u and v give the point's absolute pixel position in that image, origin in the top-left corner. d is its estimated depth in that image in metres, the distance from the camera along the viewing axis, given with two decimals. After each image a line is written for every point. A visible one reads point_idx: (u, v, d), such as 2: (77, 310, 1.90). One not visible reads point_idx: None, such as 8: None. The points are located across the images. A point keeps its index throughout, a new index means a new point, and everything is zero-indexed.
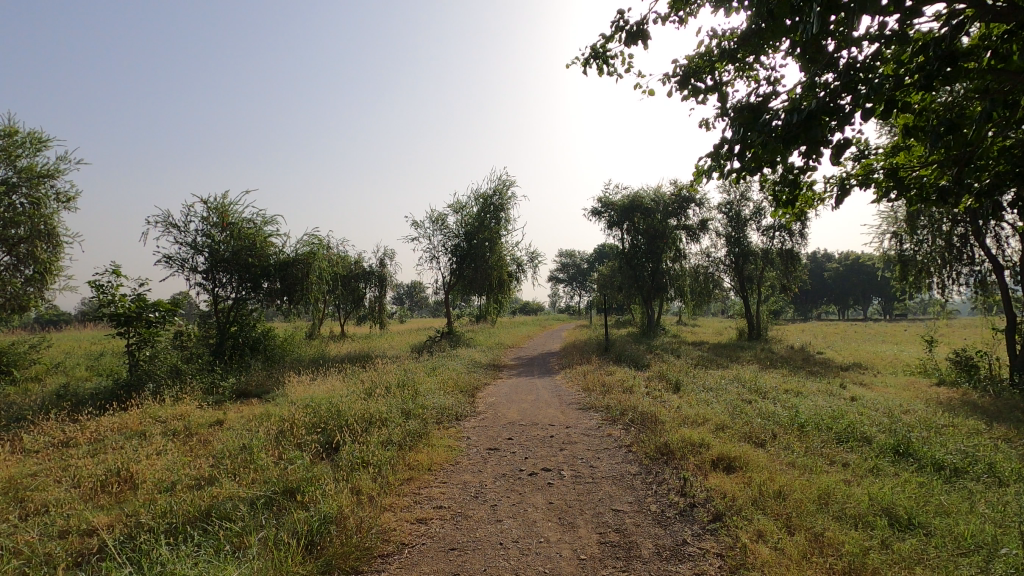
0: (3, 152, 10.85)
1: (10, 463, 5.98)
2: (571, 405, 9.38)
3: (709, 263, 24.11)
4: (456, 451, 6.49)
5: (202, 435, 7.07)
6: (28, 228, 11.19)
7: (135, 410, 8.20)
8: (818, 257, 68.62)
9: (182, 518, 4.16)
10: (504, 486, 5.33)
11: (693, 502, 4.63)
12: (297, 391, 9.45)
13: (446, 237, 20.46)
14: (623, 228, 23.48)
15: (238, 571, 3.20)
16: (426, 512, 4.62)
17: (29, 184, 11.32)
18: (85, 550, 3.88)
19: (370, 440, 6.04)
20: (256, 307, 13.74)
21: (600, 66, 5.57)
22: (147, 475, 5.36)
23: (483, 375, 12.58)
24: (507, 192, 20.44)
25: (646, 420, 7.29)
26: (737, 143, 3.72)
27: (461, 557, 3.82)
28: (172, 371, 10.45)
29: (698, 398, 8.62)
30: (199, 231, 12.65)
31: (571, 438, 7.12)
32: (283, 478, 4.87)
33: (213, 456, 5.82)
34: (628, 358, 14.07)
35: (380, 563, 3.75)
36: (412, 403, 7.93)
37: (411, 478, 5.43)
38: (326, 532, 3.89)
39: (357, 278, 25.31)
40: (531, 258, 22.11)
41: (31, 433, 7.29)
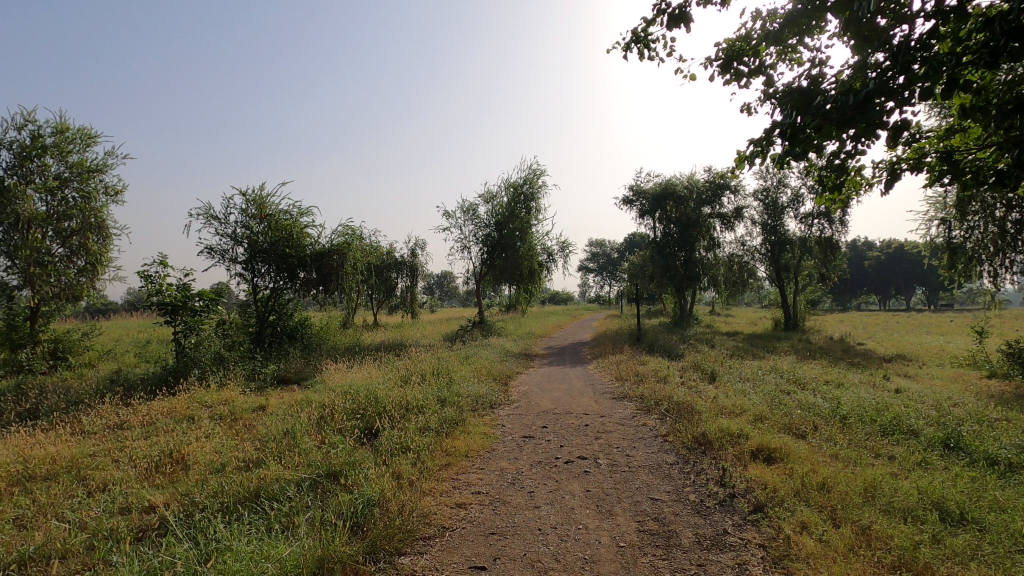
0: (56, 148, 11.35)
1: (72, 443, 6.32)
2: (605, 394, 9.36)
3: (744, 252, 23.53)
4: (491, 438, 6.57)
5: (247, 419, 7.35)
6: (79, 221, 11.74)
7: (184, 396, 8.54)
8: (858, 245, 66.39)
9: (233, 498, 4.33)
10: (541, 473, 5.38)
11: (733, 492, 4.59)
12: (335, 378, 9.70)
13: (477, 226, 20.54)
14: (655, 217, 23.30)
15: (290, 549, 3.33)
16: (465, 497, 4.70)
17: (80, 179, 11.81)
18: (146, 525, 4.08)
19: (408, 427, 6.15)
20: (292, 297, 14.11)
21: (640, 51, 5.45)
22: (198, 456, 5.59)
23: (515, 364, 12.65)
24: (537, 181, 20.38)
25: (682, 410, 7.23)
26: (785, 127, 3.58)
27: (501, 542, 3.88)
28: (216, 358, 10.81)
29: (736, 389, 8.48)
30: (239, 223, 13.01)
31: (605, 427, 7.12)
32: (327, 461, 5.01)
33: (259, 439, 6.03)
34: (662, 348, 13.96)
35: (422, 545, 3.85)
36: (448, 390, 8.05)
37: (448, 464, 5.52)
38: (370, 514, 4.00)
39: (390, 269, 25.71)
40: (562, 247, 22.01)
41: (89, 415, 7.69)
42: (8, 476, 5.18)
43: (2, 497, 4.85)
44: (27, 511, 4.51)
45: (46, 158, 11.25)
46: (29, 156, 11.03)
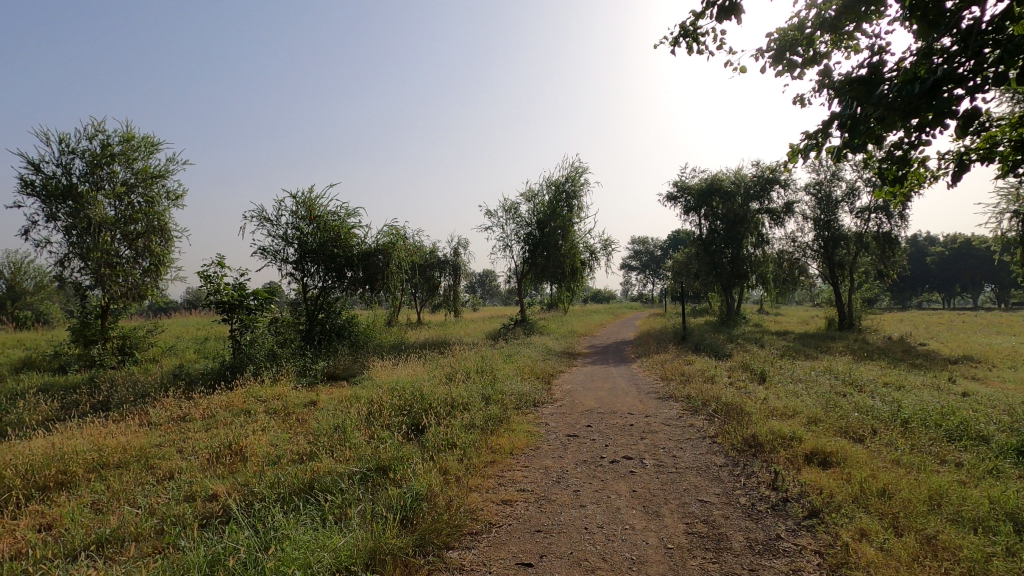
0: (123, 156, 12.05)
1: (141, 434, 6.72)
2: (650, 394, 9.24)
3: (795, 248, 22.56)
4: (535, 436, 6.59)
5: (299, 414, 7.63)
6: (144, 224, 12.43)
7: (240, 391, 8.93)
8: (919, 239, 62.86)
9: (289, 489, 4.51)
10: (586, 472, 5.36)
11: (786, 496, 4.45)
12: (382, 375, 9.93)
13: (519, 225, 20.59)
14: (700, 213, 22.76)
15: (343, 540, 3.44)
16: (511, 495, 4.74)
17: (144, 184, 12.48)
18: (210, 513, 4.30)
19: (453, 424, 6.24)
20: (340, 296, 14.53)
21: (689, 45, 5.35)
22: (255, 448, 5.83)
23: (558, 363, 12.63)
24: (580, 179, 20.25)
25: (731, 411, 7.05)
26: (845, 119, 3.45)
27: (548, 540, 3.89)
28: (270, 354, 11.25)
29: (787, 390, 8.21)
30: (290, 224, 13.48)
31: (650, 428, 7.03)
32: (376, 455, 5.14)
33: (311, 433, 6.25)
34: (708, 347, 13.63)
35: (469, 540, 3.92)
36: (492, 389, 8.12)
37: (494, 461, 5.58)
38: (419, 509, 4.08)
39: (432, 268, 26.07)
40: (604, 245, 21.79)
41: (155, 408, 8.16)
42: (85, 462, 5.57)
43: (81, 483, 5.21)
44: (102, 496, 4.82)
45: (114, 165, 11.95)
46: (100, 164, 11.74)
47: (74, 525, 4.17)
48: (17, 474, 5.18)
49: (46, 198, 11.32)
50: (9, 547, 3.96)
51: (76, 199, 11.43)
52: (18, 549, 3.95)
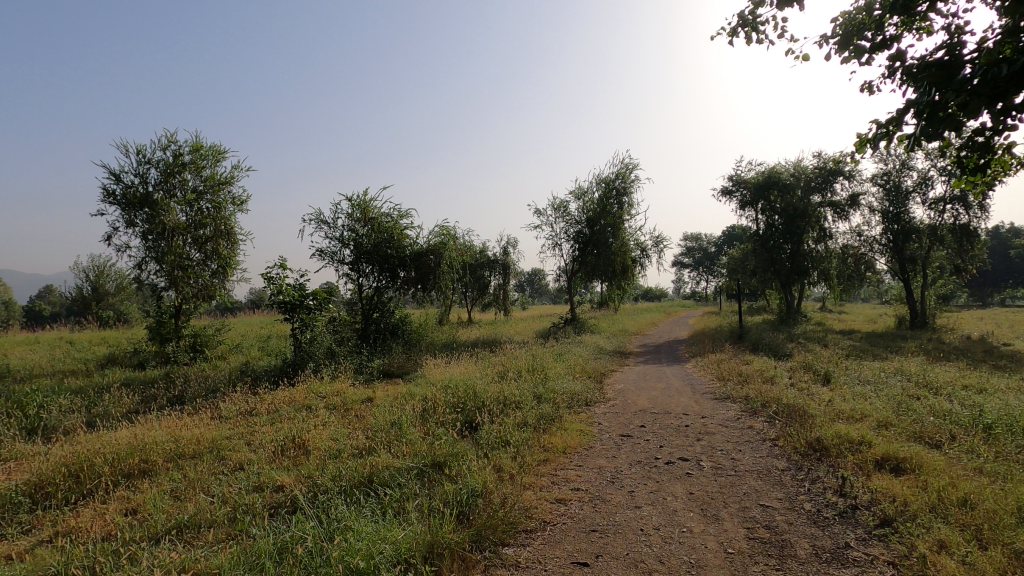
0: (193, 165, 12.78)
1: (213, 426, 7.13)
2: (705, 394, 9.01)
3: (861, 242, 21.36)
4: (588, 436, 6.56)
5: (357, 410, 7.88)
6: (212, 229, 13.14)
7: (302, 387, 9.30)
8: (1001, 231, 58.24)
9: (350, 482, 4.67)
10: (640, 473, 5.29)
11: (855, 503, 4.24)
12: (435, 373, 10.11)
13: (568, 223, 20.50)
14: (757, 208, 22.00)
15: (403, 533, 3.53)
16: (565, 494, 4.74)
17: (212, 191, 13.19)
18: (278, 503, 4.52)
19: (506, 421, 6.29)
20: (393, 295, 14.90)
21: (747, 34, 5.19)
22: (317, 442, 6.07)
23: (609, 362, 12.48)
24: (630, 176, 19.92)
25: (794, 412, 6.78)
26: (921, 107, 3.27)
27: (603, 540, 3.87)
28: (328, 352, 11.65)
29: (854, 391, 7.80)
30: (346, 226, 13.93)
31: (707, 429, 6.86)
32: (432, 451, 5.25)
33: (368, 429, 6.44)
34: (766, 347, 13.11)
35: (524, 537, 3.95)
36: (544, 387, 8.12)
37: (547, 460, 5.59)
38: (474, 505, 4.14)
39: (482, 267, 26.32)
40: (656, 241, 21.36)
41: (225, 402, 8.62)
42: (164, 452, 5.94)
43: (160, 472, 5.58)
44: (180, 484, 5.14)
45: (185, 173, 12.69)
46: (172, 172, 12.50)
47: (156, 510, 4.47)
48: (105, 462, 5.59)
49: (126, 205, 12.15)
50: (100, 529, 4.29)
51: (151, 206, 12.23)
52: (107, 531, 4.28)
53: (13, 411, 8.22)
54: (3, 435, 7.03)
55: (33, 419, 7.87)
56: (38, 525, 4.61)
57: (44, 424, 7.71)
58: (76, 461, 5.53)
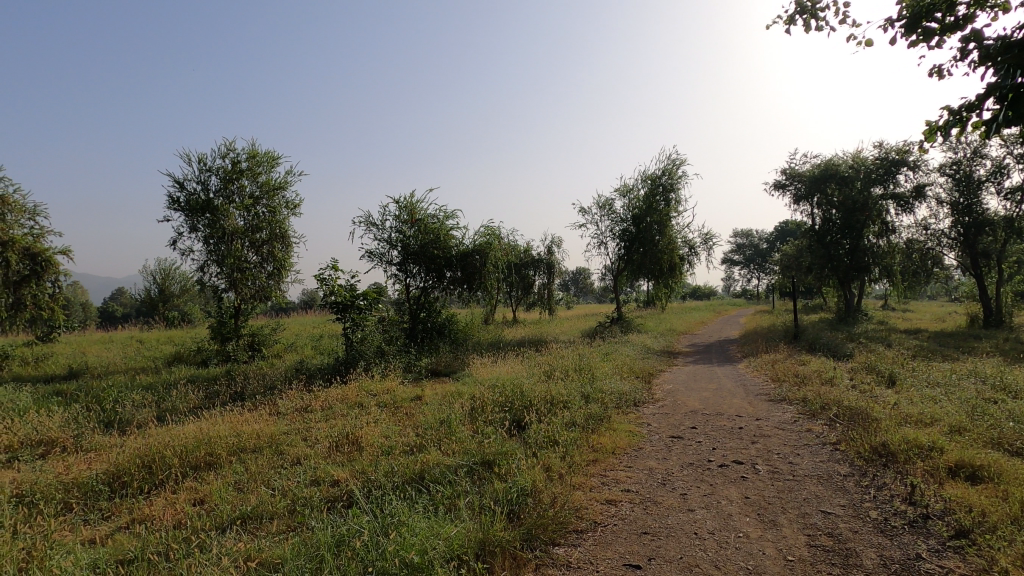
0: (250, 171, 13.34)
1: (272, 422, 7.44)
2: (759, 396, 8.72)
3: (927, 236, 20.14)
4: (638, 436, 6.46)
5: (407, 407, 8.05)
6: (267, 232, 13.68)
7: (354, 385, 9.57)
8: None
9: (402, 478, 4.78)
10: (692, 476, 5.17)
11: (926, 513, 4.01)
12: (482, 372, 10.21)
13: (614, 221, 20.26)
14: (812, 202, 21.13)
15: (455, 529, 3.58)
16: (615, 494, 4.69)
17: (268, 196, 13.73)
18: (335, 497, 4.67)
19: (554, 421, 6.27)
20: (440, 295, 15.11)
21: (806, 22, 4.99)
22: (369, 439, 6.23)
23: (657, 361, 12.26)
24: (677, 172, 19.49)
25: (856, 415, 6.47)
26: (1003, 91, 3.06)
27: (656, 543, 3.81)
28: (378, 351, 11.96)
29: (922, 394, 7.36)
30: (393, 228, 14.23)
31: (762, 431, 6.64)
32: (481, 450, 5.30)
33: (418, 426, 6.57)
34: (824, 347, 12.55)
35: (575, 538, 3.93)
36: (591, 387, 8.06)
37: (596, 460, 5.55)
38: (524, 504, 4.15)
39: (527, 267, 26.38)
40: (704, 238, 20.84)
41: (282, 399, 8.98)
42: (227, 446, 6.23)
43: (224, 464, 5.86)
44: (243, 477, 5.39)
45: (242, 180, 13.27)
46: (231, 179, 13.10)
47: (221, 501, 4.70)
48: (175, 454, 5.91)
49: (189, 211, 12.82)
50: (171, 518, 4.55)
51: (212, 212, 12.86)
52: (178, 519, 4.53)
53: (92, 405, 8.81)
54: (84, 427, 7.55)
55: (110, 413, 8.42)
56: (116, 512, 4.93)
57: (119, 417, 8.22)
58: (148, 452, 5.88)
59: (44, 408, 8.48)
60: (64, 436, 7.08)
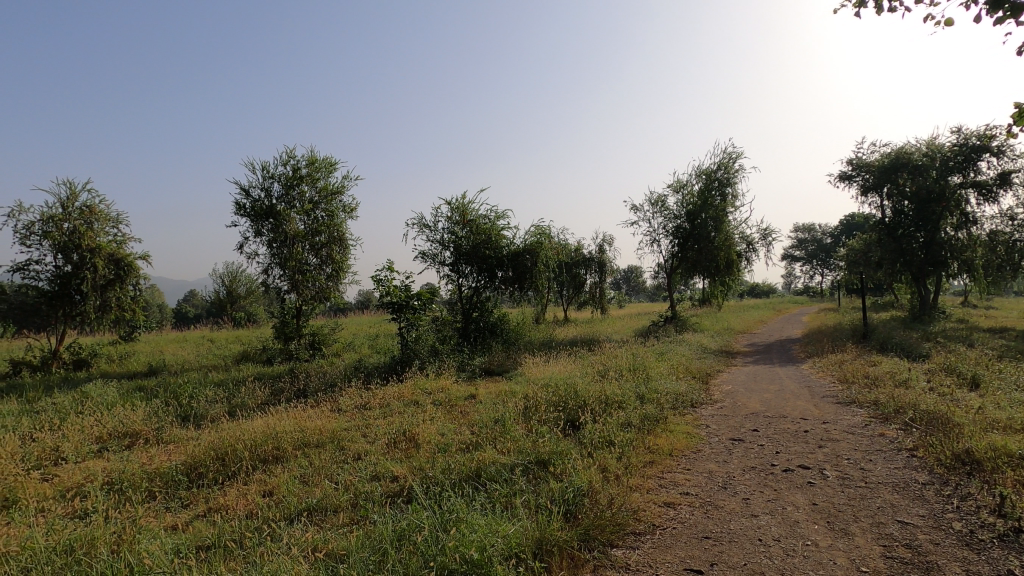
0: (309, 177, 13.88)
1: (333, 418, 7.73)
2: (826, 398, 8.32)
3: (1014, 227, 18.41)
4: (696, 438, 6.31)
5: (461, 406, 8.18)
6: (326, 236, 14.20)
7: (410, 383, 9.81)
8: None
9: (459, 475, 4.86)
10: (755, 480, 4.99)
11: (1019, 526, 3.71)
12: (535, 372, 10.24)
13: (667, 219, 19.82)
14: (882, 193, 19.95)
15: (512, 526, 3.60)
16: (674, 497, 4.60)
17: (326, 201, 14.24)
18: (395, 492, 4.81)
19: (610, 421, 6.20)
20: (492, 295, 15.24)
21: (876, 4, 4.72)
22: (426, 436, 6.36)
23: (714, 362, 11.92)
24: (733, 165, 18.86)
25: (935, 420, 6.06)
26: None
27: (718, 548, 3.70)
28: (432, 351, 12.19)
29: (1011, 398, 6.80)
30: (446, 229, 14.46)
31: (830, 435, 6.34)
32: (536, 449, 5.31)
33: (473, 425, 6.65)
34: (897, 347, 11.82)
35: (633, 540, 3.88)
36: (646, 387, 7.92)
37: (653, 462, 5.45)
38: (580, 504, 4.13)
39: (578, 266, 26.21)
40: (763, 234, 20.07)
41: (342, 396, 9.31)
42: (293, 440, 6.52)
43: (290, 458, 6.13)
44: (307, 470, 5.63)
45: (303, 186, 13.83)
46: (292, 185, 13.67)
47: (289, 493, 4.92)
48: (246, 447, 6.24)
49: (255, 217, 13.48)
50: (244, 508, 4.80)
51: (275, 217, 13.48)
52: (249, 509, 4.78)
53: (170, 400, 9.41)
54: (164, 420, 8.08)
55: (186, 408, 8.97)
56: (194, 501, 5.26)
57: (195, 412, 8.75)
58: (222, 445, 6.23)
59: (128, 402, 9.12)
60: (146, 429, 7.60)
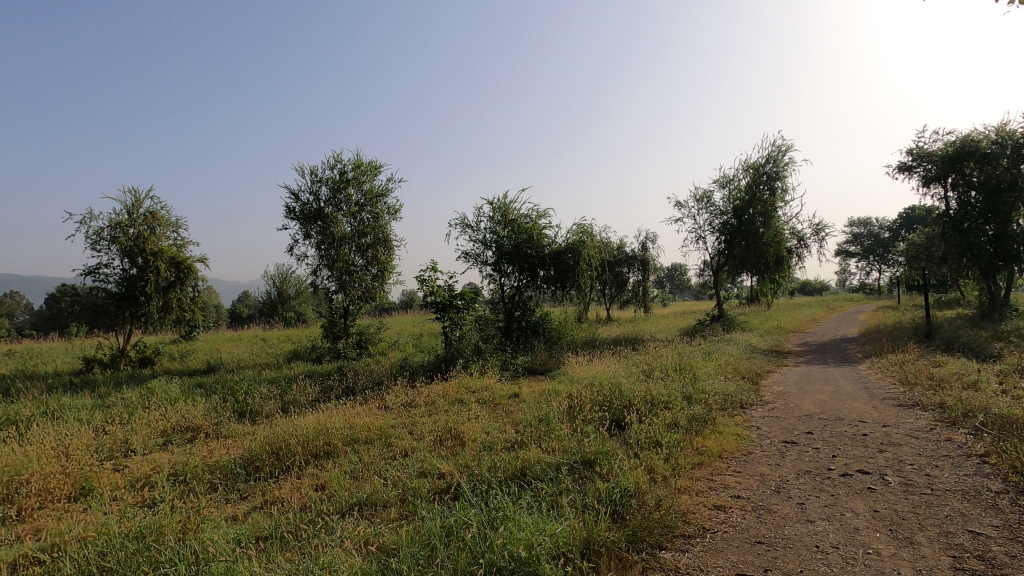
0: (355, 180, 14.22)
1: (380, 415, 7.91)
2: (886, 400, 7.94)
3: None
4: (746, 440, 6.13)
5: (505, 404, 8.22)
6: (371, 237, 14.53)
7: (454, 381, 9.92)
8: None
9: (505, 473, 4.89)
10: (811, 484, 4.81)
11: None
12: (579, 371, 10.18)
13: (713, 215, 19.34)
14: (946, 184, 18.86)
15: (559, 526, 3.59)
16: (725, 500, 4.49)
17: (371, 203, 14.57)
18: (442, 489, 4.88)
19: (656, 422, 6.11)
20: (534, 295, 15.25)
21: None
22: (471, 434, 6.41)
23: (765, 362, 11.54)
24: (783, 159, 18.22)
25: (1009, 425, 5.69)
26: None
27: (772, 553, 3.59)
28: (476, 349, 12.30)
29: None
30: (488, 229, 14.56)
31: (891, 439, 6.04)
32: (581, 449, 5.28)
33: (518, 423, 6.67)
34: (964, 347, 11.14)
35: (682, 543, 3.81)
36: (694, 387, 7.75)
37: (702, 464, 5.33)
38: (628, 505, 4.09)
39: (620, 264, 25.89)
40: (816, 229, 19.30)
41: (389, 394, 9.50)
42: (343, 436, 6.70)
43: (340, 453, 6.32)
44: (357, 466, 5.78)
45: (349, 189, 14.18)
46: (339, 188, 14.05)
47: (340, 488, 5.07)
48: (298, 442, 6.46)
49: (304, 220, 13.94)
50: (298, 501, 4.98)
51: (324, 220, 13.90)
52: (303, 502, 4.96)
53: (228, 396, 9.84)
54: (222, 416, 8.45)
55: (242, 404, 9.35)
56: (252, 493, 5.48)
57: (250, 408, 9.11)
58: (276, 440, 6.47)
59: (190, 398, 9.59)
60: (207, 424, 7.97)
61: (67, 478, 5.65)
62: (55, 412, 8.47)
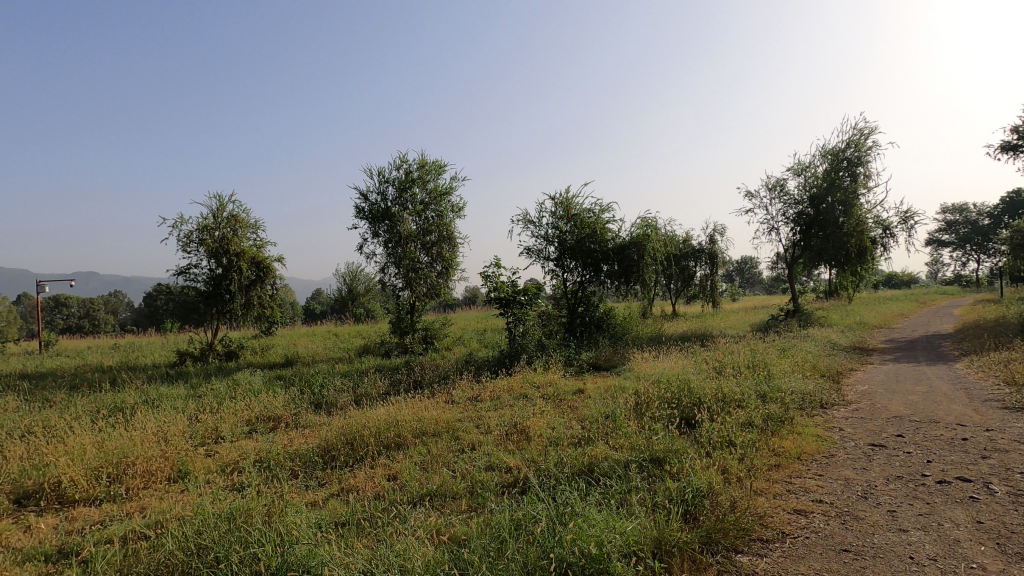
0: (420, 180, 14.58)
1: (447, 409, 8.08)
2: (989, 402, 7.28)
3: None
4: (828, 442, 5.79)
5: (570, 400, 8.19)
6: (436, 235, 14.84)
7: (519, 376, 9.99)
8: None
9: (572, 469, 4.87)
10: (903, 491, 4.48)
11: None
12: (644, 367, 9.99)
13: (787, 205, 18.39)
14: None
15: (629, 524, 3.53)
16: (806, 504, 4.26)
17: (435, 202, 14.89)
18: (509, 483, 4.93)
19: (729, 420, 5.88)
20: (597, 290, 15.06)
21: None
22: (537, 429, 6.42)
23: (847, 359, 10.86)
24: (865, 143, 17.05)
25: None
26: None
27: (860, 562, 3.38)
28: (539, 345, 12.33)
29: None
30: (550, 225, 14.53)
31: (995, 444, 5.52)
32: (650, 447, 5.16)
33: (583, 420, 6.63)
34: None
35: (760, 547, 3.65)
36: (769, 385, 7.41)
37: (779, 465, 5.09)
38: (701, 505, 3.96)
39: (687, 258, 25.14)
40: (903, 217, 17.92)
41: (456, 388, 9.70)
42: (411, 429, 6.90)
43: (410, 445, 6.51)
44: (426, 458, 5.93)
45: (414, 188, 14.56)
46: (405, 188, 14.45)
47: (411, 479, 5.23)
48: (370, 434, 6.71)
49: (373, 220, 14.45)
50: (371, 490, 5.17)
51: (391, 219, 14.35)
52: (376, 491, 5.15)
53: (305, 388, 10.37)
54: (300, 407, 8.93)
55: (318, 396, 9.83)
56: (329, 480, 5.76)
57: (325, 400, 9.55)
58: (350, 431, 6.76)
59: (271, 390, 10.18)
60: (286, 414, 8.44)
61: (166, 461, 6.15)
62: (153, 401, 9.22)
